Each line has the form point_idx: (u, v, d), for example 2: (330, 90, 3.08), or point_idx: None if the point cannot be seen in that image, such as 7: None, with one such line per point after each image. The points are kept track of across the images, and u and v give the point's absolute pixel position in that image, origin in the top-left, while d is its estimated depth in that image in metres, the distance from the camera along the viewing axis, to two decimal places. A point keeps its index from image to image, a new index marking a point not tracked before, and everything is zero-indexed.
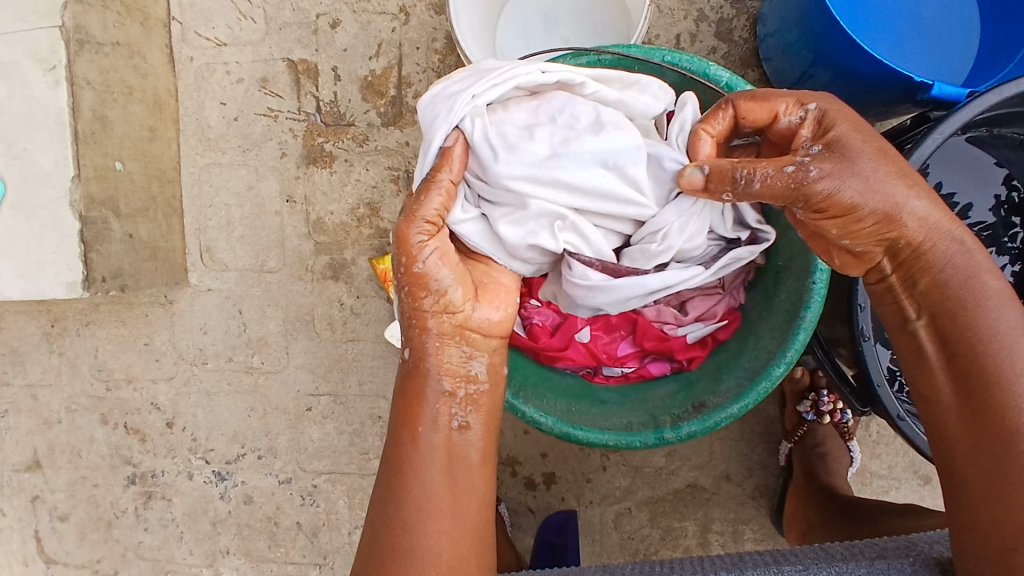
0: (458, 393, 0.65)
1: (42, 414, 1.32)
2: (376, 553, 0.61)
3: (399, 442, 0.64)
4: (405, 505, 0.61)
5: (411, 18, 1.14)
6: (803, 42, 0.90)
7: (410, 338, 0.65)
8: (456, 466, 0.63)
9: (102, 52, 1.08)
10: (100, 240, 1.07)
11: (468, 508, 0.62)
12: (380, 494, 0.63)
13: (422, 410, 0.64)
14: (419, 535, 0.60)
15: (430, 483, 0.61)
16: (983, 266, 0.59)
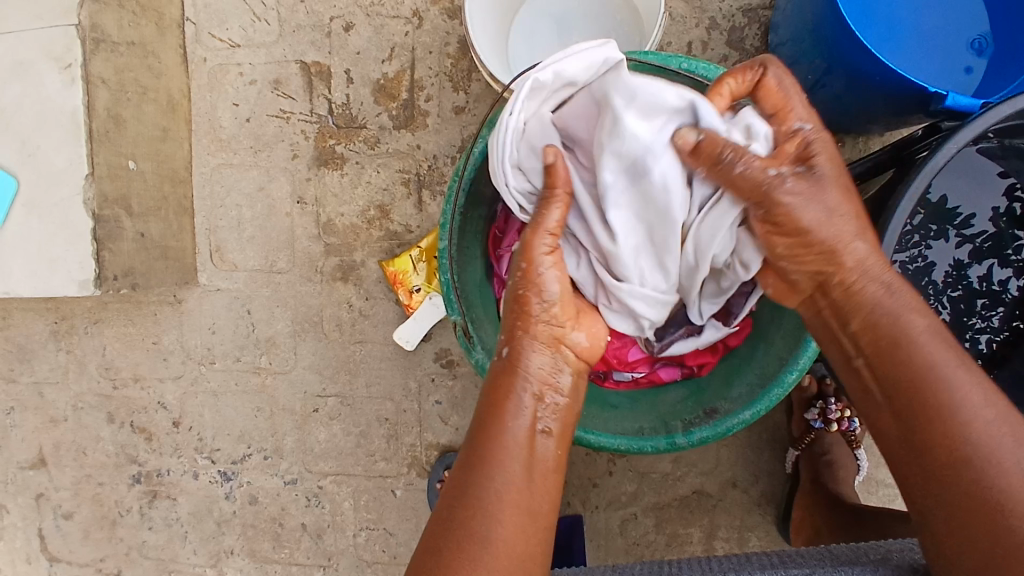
0: (546, 398, 0.68)
1: (48, 412, 1.32)
2: (449, 530, 0.61)
3: (486, 433, 0.65)
4: (487, 492, 0.62)
5: (425, 22, 1.15)
6: (816, 51, 0.91)
7: (511, 339, 0.69)
8: (535, 465, 0.65)
9: (117, 52, 1.08)
10: (112, 238, 1.08)
11: (541, 507, 0.63)
12: (457, 480, 0.64)
13: (511, 405, 0.66)
14: (496, 522, 0.60)
15: (513, 478, 0.63)
16: (909, 308, 0.62)
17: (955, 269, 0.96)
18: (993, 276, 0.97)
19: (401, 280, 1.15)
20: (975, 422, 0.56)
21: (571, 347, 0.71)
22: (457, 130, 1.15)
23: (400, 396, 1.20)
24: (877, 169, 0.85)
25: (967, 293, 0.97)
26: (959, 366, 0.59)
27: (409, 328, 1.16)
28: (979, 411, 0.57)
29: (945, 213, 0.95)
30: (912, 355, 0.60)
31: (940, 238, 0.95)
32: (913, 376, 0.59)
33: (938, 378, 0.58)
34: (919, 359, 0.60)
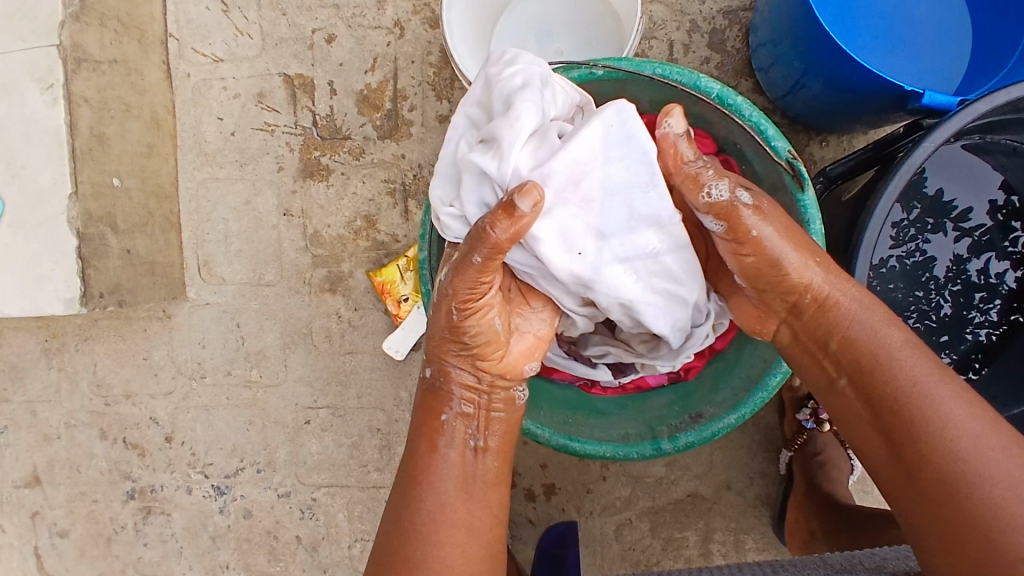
0: (474, 416, 0.70)
1: (41, 430, 1.32)
2: (390, 557, 0.65)
3: (419, 457, 0.69)
4: (421, 516, 0.66)
5: (406, 32, 1.15)
6: (794, 53, 0.91)
7: (434, 358, 0.71)
8: (470, 483, 0.68)
9: (99, 70, 1.08)
10: (98, 256, 1.08)
11: (479, 523, 0.67)
12: (394, 508, 0.68)
13: (440, 425, 0.70)
14: (432, 544, 0.65)
15: (445, 499, 0.67)
16: (884, 321, 0.67)
17: (954, 265, 0.96)
18: (992, 270, 0.97)
19: (389, 290, 1.15)
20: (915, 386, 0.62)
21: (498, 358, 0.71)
22: (441, 138, 1.15)
23: (392, 406, 1.19)
24: (861, 167, 0.86)
25: (965, 287, 0.97)
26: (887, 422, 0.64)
27: (398, 338, 1.16)
28: (946, 410, 0.60)
29: (940, 208, 0.95)
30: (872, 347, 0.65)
31: (937, 232, 0.95)
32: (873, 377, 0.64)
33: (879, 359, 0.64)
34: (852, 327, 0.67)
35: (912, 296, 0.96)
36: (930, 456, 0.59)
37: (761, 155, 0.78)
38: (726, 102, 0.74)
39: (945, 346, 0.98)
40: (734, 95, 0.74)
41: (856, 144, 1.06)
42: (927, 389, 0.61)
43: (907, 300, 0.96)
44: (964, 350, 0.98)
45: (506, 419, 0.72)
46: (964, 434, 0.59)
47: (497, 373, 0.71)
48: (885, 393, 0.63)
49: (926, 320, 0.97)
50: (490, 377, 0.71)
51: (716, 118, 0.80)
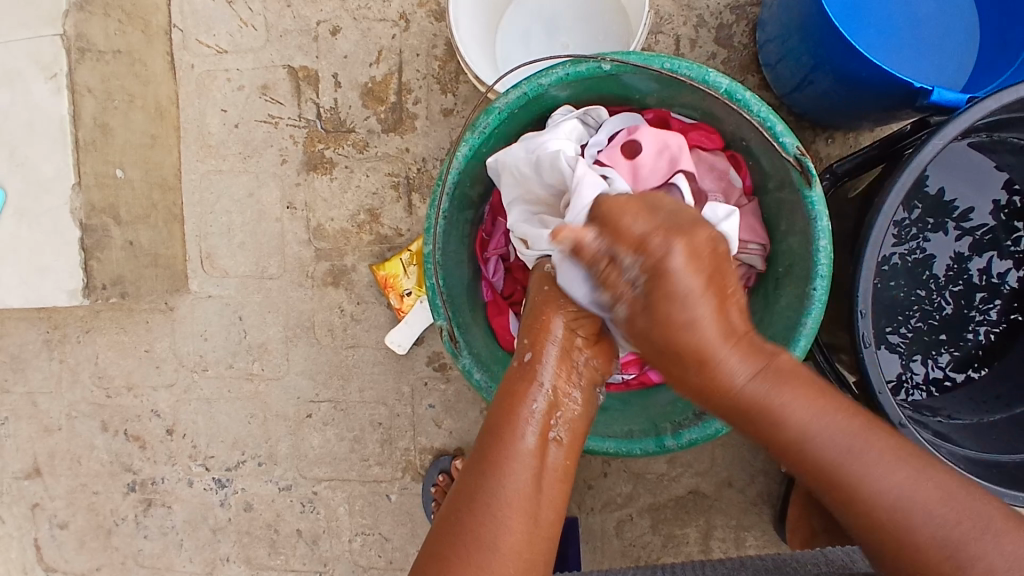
0: (560, 408, 0.69)
1: (42, 421, 1.32)
2: (456, 534, 0.62)
3: (500, 437, 0.66)
4: (495, 497, 0.63)
5: (412, 25, 1.15)
6: (802, 48, 0.91)
7: (534, 341, 0.71)
8: (545, 475, 0.66)
9: (104, 60, 1.08)
10: (101, 246, 1.08)
11: (546, 516, 0.64)
12: (465, 485, 0.64)
13: (523, 407, 0.67)
14: (503, 528, 0.61)
15: (521, 484, 0.64)
16: (789, 372, 0.64)
17: (955, 263, 0.96)
18: (993, 269, 0.96)
19: (391, 284, 1.14)
20: (868, 472, 0.62)
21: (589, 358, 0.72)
22: (446, 132, 1.14)
23: (393, 400, 1.19)
24: (868, 164, 0.85)
25: (966, 288, 0.97)
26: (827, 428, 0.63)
27: (401, 333, 1.16)
28: (885, 477, 0.61)
29: (942, 207, 0.94)
30: (772, 412, 0.63)
31: (938, 232, 0.95)
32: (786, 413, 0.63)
33: (807, 429, 0.63)
34: (787, 392, 0.63)
35: (914, 295, 0.96)
36: (885, 526, 0.61)
37: (768, 150, 0.78)
38: (734, 97, 0.74)
39: (945, 346, 0.98)
40: (742, 90, 0.74)
41: (862, 141, 1.06)
42: (875, 466, 0.62)
43: (907, 299, 0.97)
44: (964, 349, 0.98)
45: (583, 419, 0.71)
46: (913, 502, 0.61)
47: (589, 368, 0.72)
48: (834, 466, 0.62)
49: (928, 319, 0.97)
50: (579, 375, 0.71)
51: (724, 113, 0.80)
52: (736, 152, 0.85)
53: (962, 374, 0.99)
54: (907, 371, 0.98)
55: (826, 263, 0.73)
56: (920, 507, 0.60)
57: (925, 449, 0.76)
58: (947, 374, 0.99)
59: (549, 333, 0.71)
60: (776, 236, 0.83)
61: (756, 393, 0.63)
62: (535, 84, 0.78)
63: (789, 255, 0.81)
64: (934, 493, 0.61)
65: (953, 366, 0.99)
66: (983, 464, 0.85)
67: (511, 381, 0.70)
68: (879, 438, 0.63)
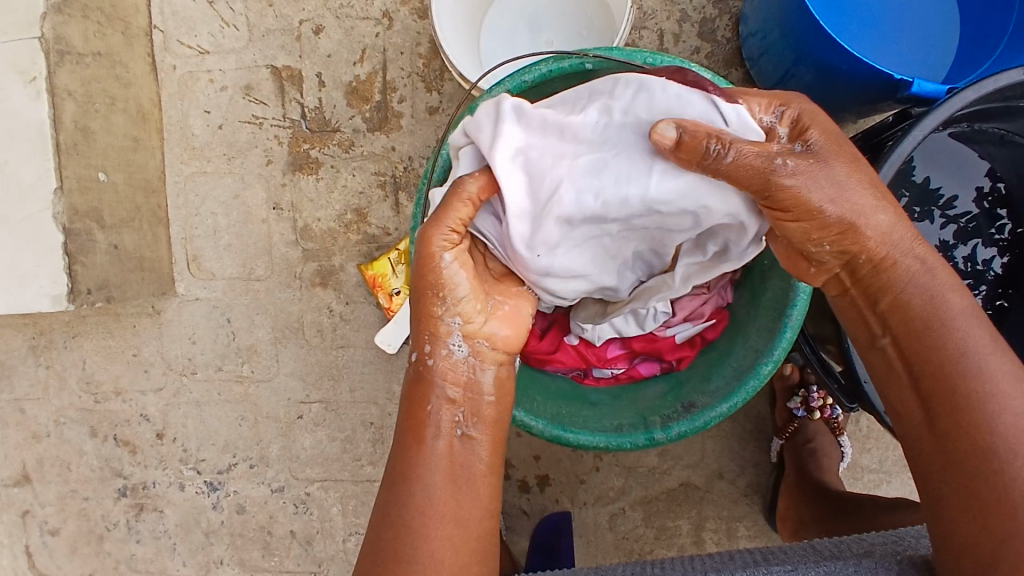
0: (460, 402, 0.67)
1: (30, 428, 1.31)
2: (381, 547, 0.63)
3: (405, 450, 0.66)
4: (407, 510, 0.63)
5: (395, 23, 1.14)
6: (784, 42, 0.91)
7: (418, 337, 0.68)
8: (457, 476, 0.65)
9: (83, 62, 1.07)
10: (85, 251, 1.07)
11: (470, 513, 0.64)
12: (384, 498, 0.65)
13: (424, 416, 0.66)
14: (423, 537, 0.62)
15: (434, 490, 0.64)
16: (947, 283, 0.63)
17: (940, 251, 0.97)
18: (979, 256, 0.98)
19: (380, 284, 1.14)
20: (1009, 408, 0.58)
21: (488, 346, 0.69)
22: (431, 130, 1.14)
23: (384, 400, 1.19)
24: (851, 157, 0.86)
25: (953, 275, 0.98)
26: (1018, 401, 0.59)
27: (390, 332, 1.16)
28: (1010, 395, 0.59)
29: (928, 195, 0.95)
30: (934, 303, 0.62)
31: (925, 220, 0.96)
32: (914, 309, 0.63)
33: (954, 352, 0.60)
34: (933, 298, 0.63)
35: None
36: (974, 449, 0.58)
37: None
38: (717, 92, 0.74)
39: None
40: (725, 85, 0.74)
41: (845, 133, 1.07)
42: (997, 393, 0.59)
43: None
44: None
45: (495, 406, 0.69)
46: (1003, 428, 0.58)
47: (486, 348, 0.69)
48: (956, 394, 0.60)
49: None
50: (473, 365, 0.68)
51: None
52: None
53: None
54: None
55: None
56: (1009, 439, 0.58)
57: None
58: None
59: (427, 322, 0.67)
60: None
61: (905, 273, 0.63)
62: (518, 81, 0.77)
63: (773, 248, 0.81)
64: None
65: None
66: None
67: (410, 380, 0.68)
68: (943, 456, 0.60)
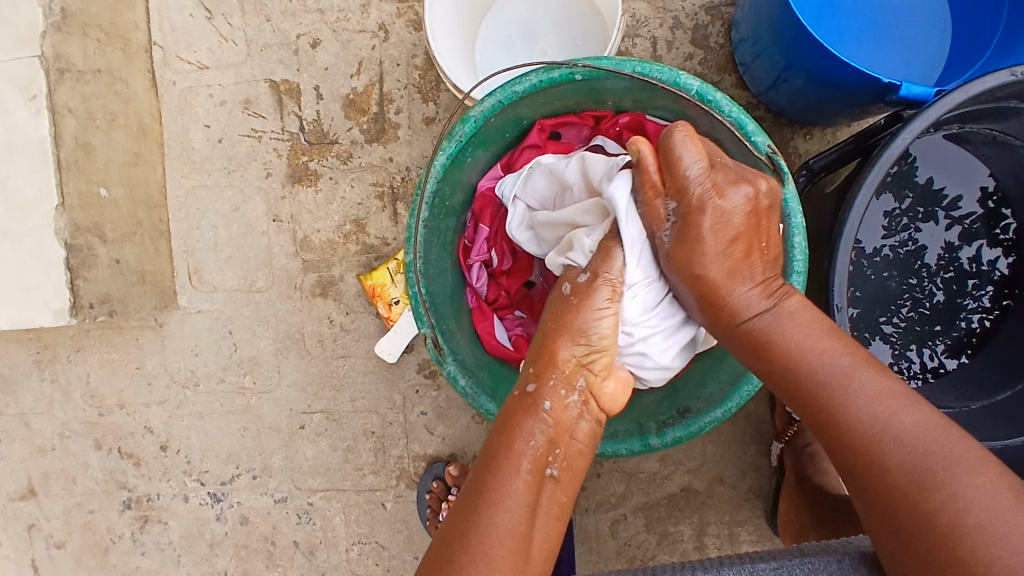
0: (559, 445, 0.67)
1: (35, 441, 1.32)
2: (446, 551, 0.60)
3: (497, 468, 0.64)
4: (482, 528, 0.60)
5: (391, 35, 1.15)
6: (774, 49, 0.92)
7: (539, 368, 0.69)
8: (537, 513, 0.64)
9: (83, 79, 1.08)
10: (87, 266, 1.08)
11: (536, 553, 0.63)
12: (456, 512, 0.63)
13: (520, 442, 0.65)
14: (490, 560, 0.59)
15: (514, 519, 0.62)
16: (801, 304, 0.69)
17: (946, 252, 0.97)
18: (983, 257, 0.98)
19: (379, 293, 1.15)
20: (853, 366, 0.64)
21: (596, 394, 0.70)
22: (428, 141, 1.15)
23: (385, 409, 1.20)
24: (844, 159, 0.86)
25: (958, 275, 0.98)
26: (834, 359, 0.64)
27: (390, 341, 1.16)
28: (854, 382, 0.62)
29: (932, 196, 0.96)
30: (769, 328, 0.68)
31: (929, 221, 0.96)
32: (774, 349, 0.68)
33: (838, 405, 0.62)
34: (789, 318, 0.68)
35: (906, 284, 0.97)
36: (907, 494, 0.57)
37: (742, 148, 0.78)
38: (706, 99, 0.75)
39: (938, 335, 0.99)
40: (713, 92, 0.74)
41: (840, 136, 1.07)
42: (835, 373, 0.63)
43: (900, 288, 0.97)
44: (957, 337, 0.99)
45: (583, 455, 0.69)
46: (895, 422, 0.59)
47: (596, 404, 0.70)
48: (818, 398, 0.64)
49: (919, 309, 0.98)
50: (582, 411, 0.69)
51: (698, 115, 0.81)
52: None
53: (955, 360, 0.99)
54: (902, 360, 0.99)
55: (802, 259, 0.75)
56: (925, 431, 0.58)
57: None
58: (941, 361, 0.99)
59: (556, 363, 0.69)
60: None
61: (771, 318, 0.68)
62: (509, 92, 0.78)
63: None
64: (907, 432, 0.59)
65: (947, 354, 0.99)
66: None
67: (513, 407, 0.68)
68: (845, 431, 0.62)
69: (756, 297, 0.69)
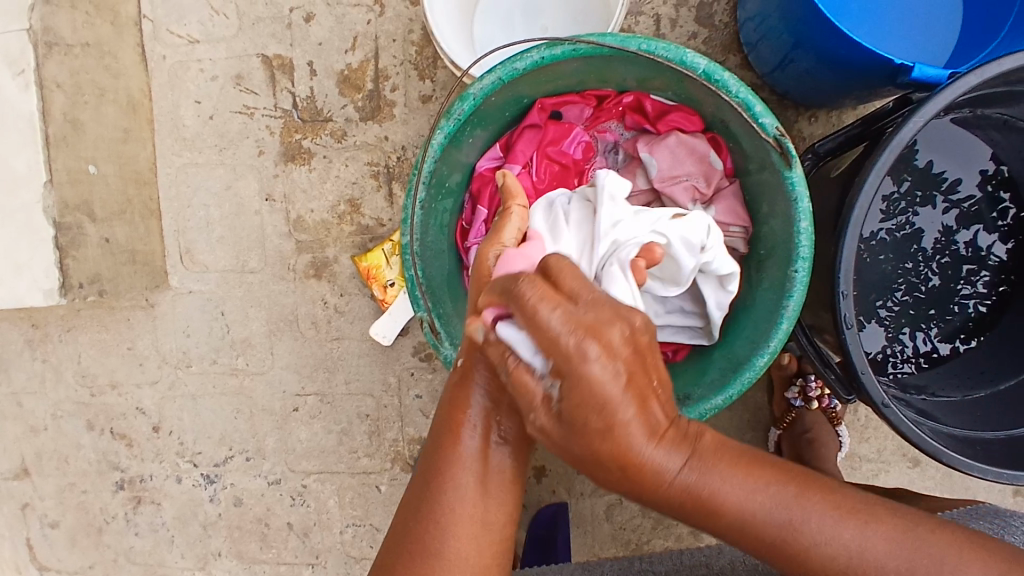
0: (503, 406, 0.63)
1: (27, 422, 1.30)
2: (404, 542, 0.60)
3: (442, 447, 0.62)
4: (437, 508, 0.60)
5: (387, 10, 1.12)
6: (783, 27, 0.89)
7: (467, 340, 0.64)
8: (490, 483, 0.61)
9: (72, 53, 1.06)
10: (76, 244, 1.06)
11: (495, 520, 0.61)
12: (415, 493, 0.62)
13: (463, 416, 0.62)
14: (448, 535, 0.59)
15: (462, 493, 0.60)
16: (710, 447, 0.54)
17: (943, 236, 0.96)
18: (981, 242, 0.96)
19: (374, 275, 1.13)
20: (729, 499, 0.53)
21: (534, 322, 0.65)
22: (424, 119, 1.12)
23: (380, 392, 1.18)
24: (850, 142, 0.84)
25: (954, 260, 0.97)
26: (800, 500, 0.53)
27: (384, 324, 1.15)
28: (830, 535, 0.52)
29: (930, 179, 0.94)
30: (702, 479, 0.53)
31: (927, 205, 0.94)
32: (715, 501, 0.53)
33: (813, 543, 0.52)
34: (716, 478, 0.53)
35: (901, 268, 0.96)
36: None
37: (750, 132, 0.77)
38: (713, 79, 0.72)
39: (932, 319, 0.98)
40: (721, 71, 0.72)
41: (844, 120, 1.05)
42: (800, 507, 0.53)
43: (896, 272, 0.96)
44: (952, 322, 0.98)
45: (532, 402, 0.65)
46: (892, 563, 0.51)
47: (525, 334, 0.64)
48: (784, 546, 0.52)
49: (915, 292, 0.97)
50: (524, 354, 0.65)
51: (703, 95, 0.80)
52: (716, 134, 0.86)
53: (949, 345, 0.99)
54: (895, 344, 0.98)
55: (808, 245, 0.73)
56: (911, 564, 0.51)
57: (905, 427, 0.75)
58: (935, 345, 0.98)
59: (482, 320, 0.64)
60: (758, 218, 0.83)
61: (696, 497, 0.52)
62: (511, 69, 0.75)
63: (771, 238, 0.80)
64: (886, 535, 0.52)
65: (940, 338, 0.98)
66: (969, 443, 0.85)
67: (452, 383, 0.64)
68: (819, 465, 0.58)
69: (672, 445, 0.52)
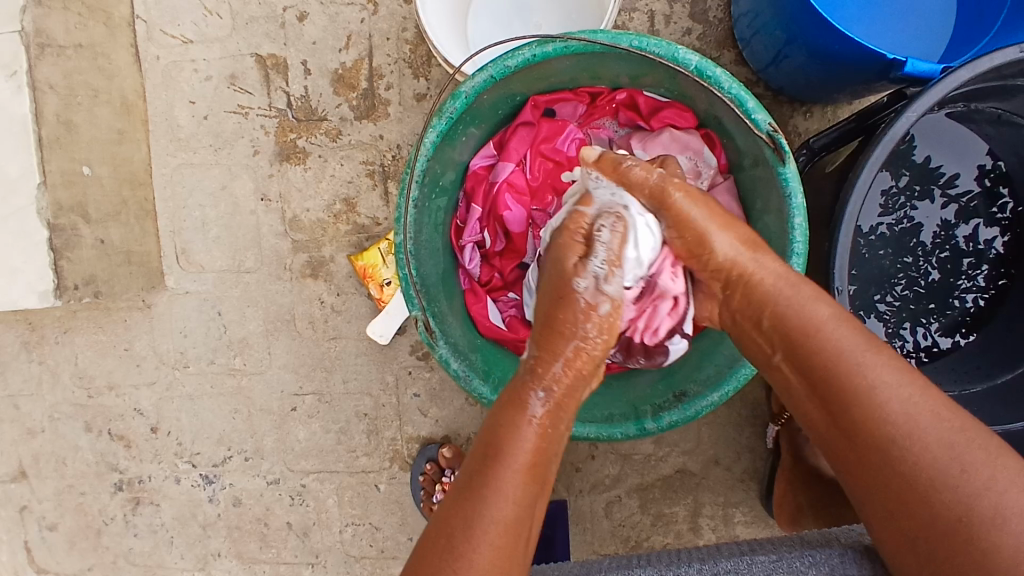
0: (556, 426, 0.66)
1: (25, 424, 1.30)
2: (444, 537, 0.59)
3: (500, 448, 0.63)
4: (484, 513, 0.59)
5: (380, 8, 1.12)
6: (776, 22, 0.89)
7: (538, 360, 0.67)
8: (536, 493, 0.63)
9: (65, 55, 1.05)
10: (71, 246, 1.06)
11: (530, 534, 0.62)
12: (455, 490, 0.62)
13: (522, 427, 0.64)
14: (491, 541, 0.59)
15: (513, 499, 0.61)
16: (811, 295, 0.67)
17: (943, 230, 0.95)
18: (980, 236, 0.96)
19: (371, 274, 1.13)
20: (824, 331, 0.64)
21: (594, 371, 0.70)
22: (419, 118, 1.12)
23: (378, 391, 1.18)
24: (847, 138, 0.84)
25: (953, 254, 0.96)
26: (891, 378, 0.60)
27: (381, 323, 1.14)
28: (896, 390, 0.59)
29: (928, 174, 0.94)
30: (797, 314, 0.66)
31: (925, 199, 0.94)
32: (786, 316, 0.66)
33: (876, 403, 0.59)
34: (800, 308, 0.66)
35: (900, 263, 0.96)
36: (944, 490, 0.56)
37: (742, 127, 0.77)
38: (705, 75, 0.72)
39: (932, 313, 0.97)
40: (713, 67, 0.72)
41: (840, 114, 1.05)
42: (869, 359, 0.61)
43: (894, 267, 0.96)
44: (951, 317, 0.98)
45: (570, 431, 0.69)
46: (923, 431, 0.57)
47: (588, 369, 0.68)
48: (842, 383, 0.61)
49: (914, 287, 0.97)
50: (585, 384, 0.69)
51: (696, 91, 0.80)
52: (710, 130, 0.86)
53: (949, 339, 0.98)
54: (895, 339, 0.97)
55: (802, 241, 0.73)
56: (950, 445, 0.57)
57: None
58: (935, 340, 0.98)
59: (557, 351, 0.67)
60: (752, 214, 0.83)
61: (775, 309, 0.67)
62: (502, 67, 0.75)
63: (765, 234, 0.80)
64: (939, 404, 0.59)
65: (940, 333, 0.98)
66: None
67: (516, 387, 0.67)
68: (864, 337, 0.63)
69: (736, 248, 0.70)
